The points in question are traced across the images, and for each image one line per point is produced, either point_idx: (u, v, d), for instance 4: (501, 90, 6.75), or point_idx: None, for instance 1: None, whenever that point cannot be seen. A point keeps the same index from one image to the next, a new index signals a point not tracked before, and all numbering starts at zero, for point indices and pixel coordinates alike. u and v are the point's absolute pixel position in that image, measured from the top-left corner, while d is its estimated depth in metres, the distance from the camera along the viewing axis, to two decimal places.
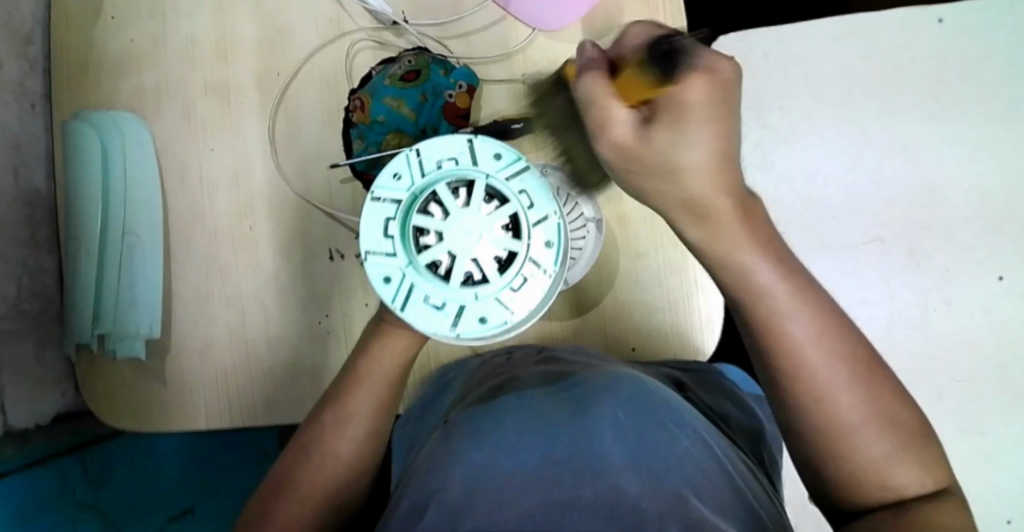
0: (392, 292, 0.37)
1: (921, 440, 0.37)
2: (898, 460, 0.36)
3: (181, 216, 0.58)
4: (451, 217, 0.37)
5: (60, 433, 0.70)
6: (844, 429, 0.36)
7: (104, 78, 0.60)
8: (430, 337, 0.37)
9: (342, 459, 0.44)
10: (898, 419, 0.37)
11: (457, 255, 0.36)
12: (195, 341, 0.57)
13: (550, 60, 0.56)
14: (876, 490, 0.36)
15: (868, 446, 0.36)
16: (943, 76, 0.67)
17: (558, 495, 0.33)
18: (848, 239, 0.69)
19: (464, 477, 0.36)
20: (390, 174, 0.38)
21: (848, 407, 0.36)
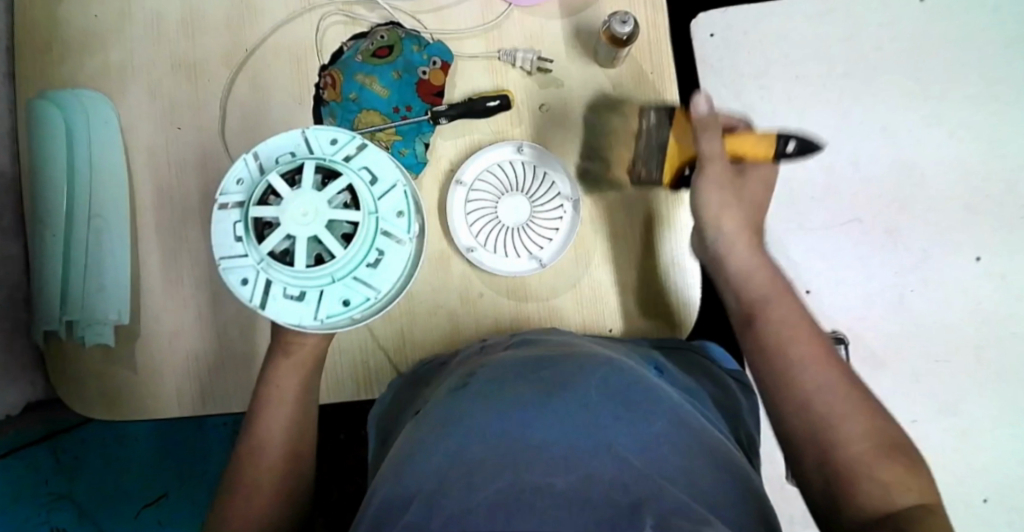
0: (251, 291, 0.36)
1: (903, 446, 0.37)
2: (879, 462, 0.36)
3: (149, 197, 0.57)
4: (286, 201, 0.34)
5: (31, 423, 0.68)
6: (829, 423, 0.37)
7: (68, 55, 0.57)
8: (298, 328, 0.37)
9: (278, 442, 0.44)
10: (882, 423, 0.37)
11: (299, 239, 0.34)
12: (165, 326, 0.56)
13: (526, 37, 0.55)
14: (866, 492, 0.35)
15: (853, 442, 0.37)
16: (918, 58, 0.70)
17: (529, 479, 0.33)
18: (825, 221, 0.70)
19: (437, 466, 0.36)
20: (232, 182, 0.37)
21: (832, 400, 0.38)
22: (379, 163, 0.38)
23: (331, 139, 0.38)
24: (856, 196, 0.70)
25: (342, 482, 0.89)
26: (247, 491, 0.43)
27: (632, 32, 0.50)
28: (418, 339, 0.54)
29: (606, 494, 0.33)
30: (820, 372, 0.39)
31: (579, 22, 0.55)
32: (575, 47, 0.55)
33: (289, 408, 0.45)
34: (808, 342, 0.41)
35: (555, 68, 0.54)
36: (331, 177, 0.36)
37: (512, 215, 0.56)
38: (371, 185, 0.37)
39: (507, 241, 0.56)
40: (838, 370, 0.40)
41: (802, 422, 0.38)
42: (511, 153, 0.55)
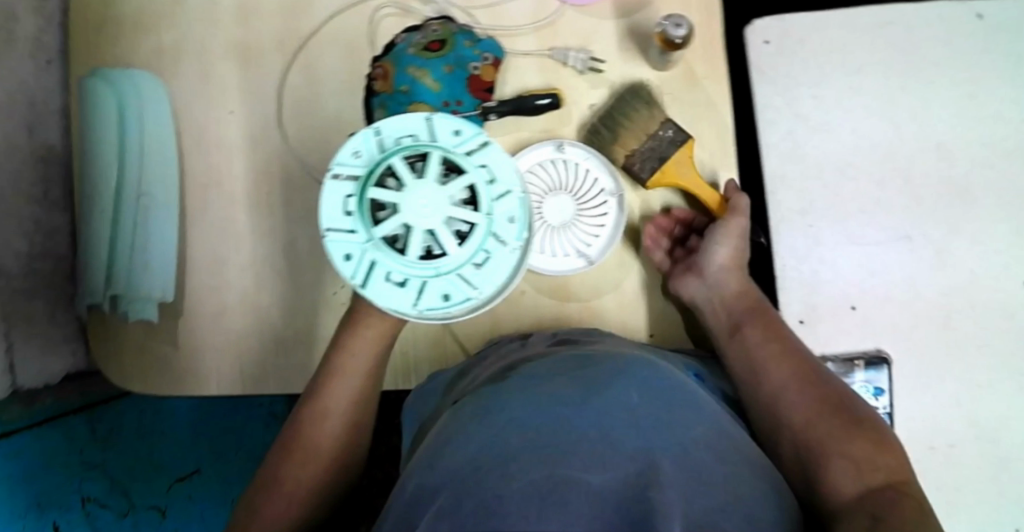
0: (353, 268, 0.36)
1: (871, 429, 0.40)
2: (845, 442, 0.39)
3: (197, 179, 0.57)
4: (406, 189, 0.36)
5: (69, 392, 0.70)
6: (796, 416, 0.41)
7: (122, 33, 0.58)
8: (394, 314, 0.37)
9: (341, 415, 0.45)
10: (840, 410, 0.41)
11: (413, 227, 0.36)
12: (208, 306, 0.57)
13: (579, 35, 0.54)
14: (834, 469, 0.38)
15: (819, 430, 0.40)
16: (973, 77, 0.69)
17: (564, 471, 0.33)
18: (877, 236, 0.69)
19: (470, 455, 0.35)
20: (349, 152, 0.37)
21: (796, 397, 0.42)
22: (501, 162, 0.37)
23: (455, 129, 0.38)
24: (904, 212, 0.69)
25: (374, 468, 0.91)
26: (302, 457, 0.44)
27: (686, 35, 0.50)
28: (458, 333, 0.55)
29: (642, 491, 0.32)
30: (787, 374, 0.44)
31: (633, 23, 0.55)
32: (628, 48, 0.54)
33: (356, 382, 0.45)
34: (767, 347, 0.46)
35: (606, 68, 0.54)
36: (453, 171, 0.37)
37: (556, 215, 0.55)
38: (490, 185, 0.37)
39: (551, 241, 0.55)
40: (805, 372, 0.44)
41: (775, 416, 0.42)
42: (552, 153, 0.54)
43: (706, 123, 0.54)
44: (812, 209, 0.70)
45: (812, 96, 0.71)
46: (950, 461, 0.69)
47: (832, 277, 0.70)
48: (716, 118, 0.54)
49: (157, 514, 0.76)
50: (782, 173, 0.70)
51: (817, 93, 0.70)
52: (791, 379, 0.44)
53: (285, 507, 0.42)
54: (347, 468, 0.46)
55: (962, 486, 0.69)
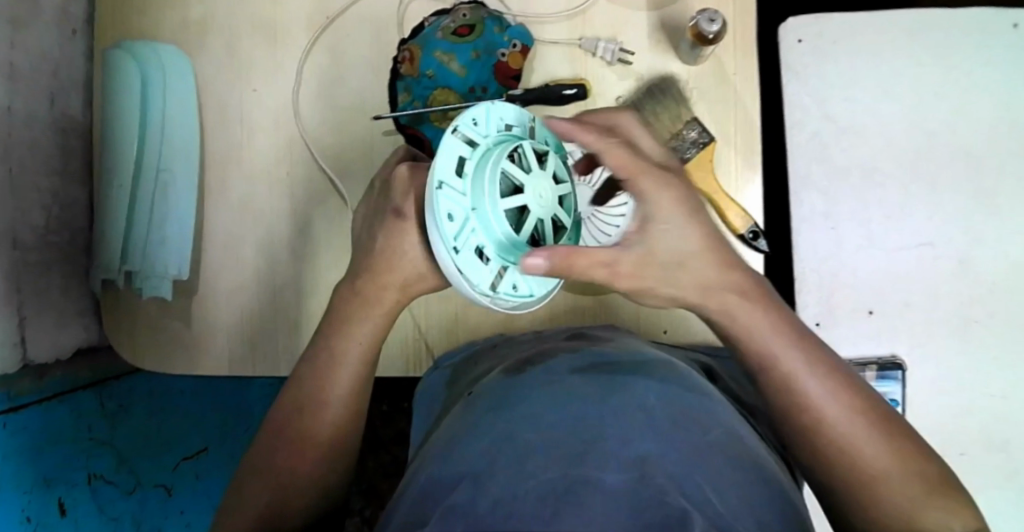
0: (455, 230, 0.35)
1: (945, 483, 0.37)
2: (926, 506, 0.36)
3: (217, 157, 0.57)
4: (533, 174, 0.35)
5: (82, 369, 0.69)
6: (867, 475, 0.36)
7: (149, 7, 0.58)
8: (466, 287, 0.36)
9: (332, 403, 0.44)
10: (895, 434, 0.38)
11: (531, 213, 0.35)
12: (223, 285, 0.57)
13: (610, 26, 0.54)
14: (902, 511, 0.36)
15: (897, 492, 0.36)
16: (1007, 84, 0.68)
17: (581, 470, 0.31)
18: (900, 241, 0.69)
19: (483, 453, 0.35)
20: (471, 117, 0.36)
21: (866, 451, 0.37)
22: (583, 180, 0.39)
23: (548, 137, 0.38)
24: (927, 219, 0.69)
25: (379, 452, 0.91)
26: (301, 442, 0.43)
27: (720, 31, 0.49)
28: (475, 321, 0.55)
29: (660, 493, 0.31)
30: (846, 419, 0.38)
31: (664, 16, 0.54)
32: (658, 41, 0.54)
33: (358, 369, 0.45)
34: (795, 353, 0.39)
35: (635, 61, 0.54)
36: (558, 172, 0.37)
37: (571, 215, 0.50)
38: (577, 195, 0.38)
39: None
40: (865, 411, 0.38)
41: (838, 473, 0.37)
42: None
43: (734, 121, 0.53)
44: (836, 212, 0.70)
45: (845, 98, 0.69)
46: (965, 470, 0.69)
47: (852, 281, 0.70)
48: (744, 118, 0.53)
49: (163, 490, 0.79)
50: (807, 173, 0.70)
51: (849, 95, 0.69)
52: (854, 426, 0.37)
53: (274, 492, 0.41)
54: (346, 460, 0.45)
55: (975, 498, 0.69)
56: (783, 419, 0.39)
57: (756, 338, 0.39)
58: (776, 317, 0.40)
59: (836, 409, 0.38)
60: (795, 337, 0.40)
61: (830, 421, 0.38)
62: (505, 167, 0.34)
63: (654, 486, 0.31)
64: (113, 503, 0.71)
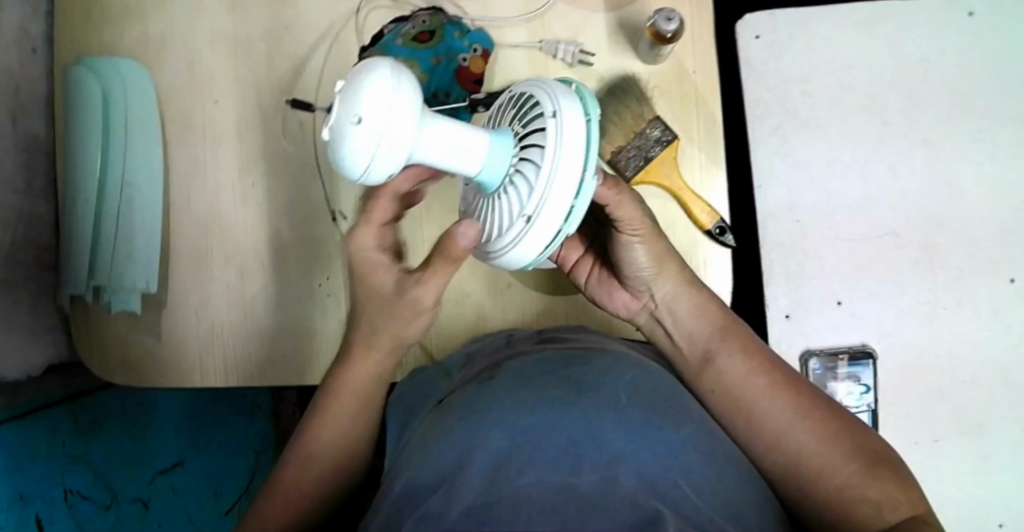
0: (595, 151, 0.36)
1: (887, 458, 0.40)
2: (867, 479, 0.39)
3: (182, 170, 0.57)
4: None
5: (53, 385, 0.69)
6: (806, 457, 0.40)
7: (109, 21, 0.58)
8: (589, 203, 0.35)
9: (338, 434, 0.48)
10: (827, 419, 0.41)
11: None
12: (192, 300, 0.56)
13: (570, 27, 0.54)
14: (833, 484, 0.39)
15: (835, 469, 0.39)
16: (967, 71, 0.69)
17: (554, 475, 0.30)
18: (864, 231, 0.71)
19: (455, 458, 0.34)
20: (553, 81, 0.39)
21: (801, 440, 0.40)
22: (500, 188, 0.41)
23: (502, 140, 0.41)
24: (893, 208, 0.70)
25: None
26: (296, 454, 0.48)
27: (678, 30, 0.49)
28: (444, 327, 0.55)
29: (631, 497, 0.30)
30: (783, 410, 0.42)
31: (623, 15, 0.54)
32: (619, 41, 0.54)
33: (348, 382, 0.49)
34: (730, 361, 0.45)
35: (596, 61, 0.54)
36: None
37: (355, 91, 0.32)
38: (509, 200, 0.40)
39: (387, 122, 0.32)
40: (803, 402, 0.42)
41: (782, 461, 0.40)
42: (399, 66, 0.33)
43: (696, 119, 0.53)
44: (800, 205, 0.71)
45: (802, 93, 0.71)
46: (936, 456, 0.70)
47: (817, 272, 0.71)
48: (706, 115, 0.53)
49: (141, 505, 0.76)
50: (771, 168, 0.72)
51: (807, 89, 0.71)
52: (789, 416, 0.41)
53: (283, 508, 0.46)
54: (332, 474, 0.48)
55: (949, 482, 0.70)
56: (724, 418, 0.44)
57: (703, 339, 0.46)
58: (727, 322, 0.47)
59: (773, 404, 0.42)
60: (740, 340, 0.46)
61: (767, 413, 0.42)
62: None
63: (628, 488, 0.30)
64: (90, 519, 0.70)
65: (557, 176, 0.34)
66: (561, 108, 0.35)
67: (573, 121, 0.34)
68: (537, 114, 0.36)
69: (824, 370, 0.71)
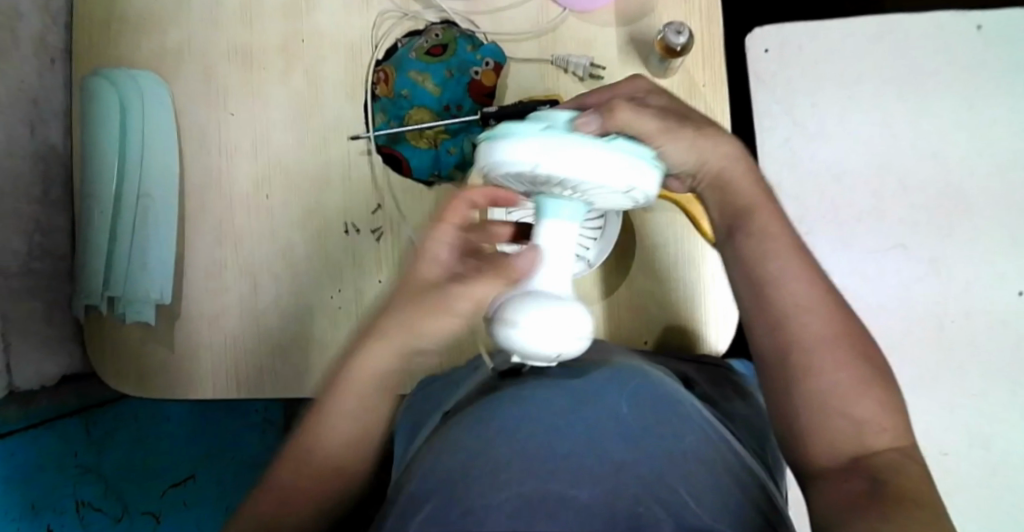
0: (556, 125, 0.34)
1: (885, 378, 0.39)
2: (860, 396, 0.38)
3: (198, 182, 0.58)
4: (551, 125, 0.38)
5: (66, 396, 0.70)
6: (802, 349, 0.39)
7: (128, 35, 0.59)
8: (625, 144, 0.34)
9: (362, 391, 0.45)
10: (842, 323, 0.40)
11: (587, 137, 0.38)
12: (206, 309, 0.57)
13: (580, 42, 0.55)
14: (825, 385, 0.38)
15: (829, 373, 0.38)
16: (977, 83, 0.69)
17: (554, 485, 0.31)
18: (873, 244, 0.71)
19: (455, 466, 0.33)
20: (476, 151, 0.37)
21: (812, 333, 0.39)
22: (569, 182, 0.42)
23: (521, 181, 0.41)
24: (901, 220, 0.70)
25: None
26: (322, 454, 0.45)
27: (687, 42, 0.50)
28: None
29: (631, 507, 0.31)
30: (802, 303, 0.40)
31: (633, 31, 0.55)
32: (628, 56, 0.55)
33: (388, 364, 0.45)
34: (766, 235, 0.42)
35: (606, 75, 0.55)
36: None
37: (527, 355, 0.36)
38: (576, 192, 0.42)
39: (559, 330, 0.35)
40: (825, 303, 0.40)
41: (783, 352, 0.39)
42: (511, 306, 0.36)
43: None
44: (809, 216, 0.71)
45: (809, 105, 0.72)
46: (948, 469, 0.69)
47: None
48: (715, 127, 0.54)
49: (152, 519, 0.77)
50: (780, 182, 0.71)
51: (814, 102, 0.71)
52: (806, 308, 0.40)
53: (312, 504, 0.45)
54: (352, 481, 0.47)
55: (958, 496, 0.69)
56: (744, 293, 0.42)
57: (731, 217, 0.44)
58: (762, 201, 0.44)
59: (800, 295, 0.40)
60: (778, 219, 0.43)
61: (790, 302, 0.40)
62: (540, 113, 0.36)
63: (627, 499, 0.31)
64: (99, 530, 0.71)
65: (603, 173, 0.33)
66: (524, 165, 0.33)
67: (543, 155, 0.33)
68: (523, 178, 0.35)
69: None
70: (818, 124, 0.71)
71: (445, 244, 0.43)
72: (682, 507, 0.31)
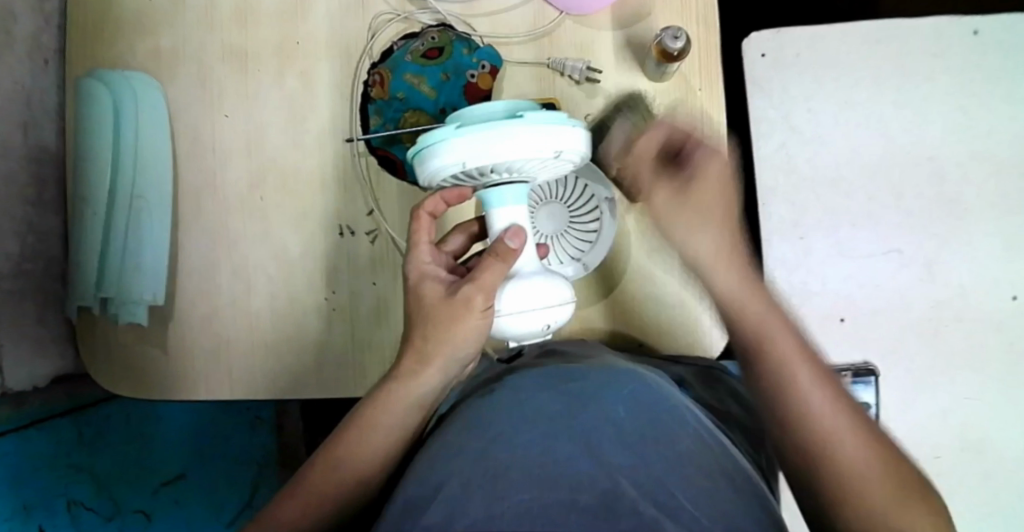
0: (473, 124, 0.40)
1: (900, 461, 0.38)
2: (864, 444, 0.39)
3: (191, 182, 0.57)
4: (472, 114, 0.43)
5: (57, 395, 0.70)
6: (819, 431, 0.39)
7: (122, 35, 0.58)
8: (534, 118, 0.40)
9: (389, 427, 0.45)
10: (850, 408, 0.40)
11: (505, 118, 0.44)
12: (198, 310, 0.57)
13: (578, 45, 0.55)
14: (843, 468, 0.38)
15: (845, 454, 0.38)
16: (972, 88, 0.69)
17: (556, 493, 0.32)
18: (868, 248, 0.71)
19: (457, 476, 0.34)
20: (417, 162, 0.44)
21: (820, 411, 0.40)
22: None
23: None
24: (896, 224, 0.70)
25: None
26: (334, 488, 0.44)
27: (684, 48, 0.50)
28: None
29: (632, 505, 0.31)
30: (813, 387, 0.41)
31: (630, 35, 0.55)
32: (625, 60, 0.55)
33: (408, 412, 0.45)
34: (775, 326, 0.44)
35: (603, 79, 0.54)
36: None
37: (518, 334, 0.46)
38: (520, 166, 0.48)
39: (541, 306, 0.46)
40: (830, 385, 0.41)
41: (801, 436, 0.40)
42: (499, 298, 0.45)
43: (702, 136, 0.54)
44: (804, 221, 0.71)
45: (806, 109, 0.71)
46: (942, 473, 0.70)
47: (821, 289, 0.72)
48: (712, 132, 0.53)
49: (143, 516, 0.77)
50: (775, 185, 0.71)
51: (812, 106, 0.71)
52: (815, 391, 0.41)
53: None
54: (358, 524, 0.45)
55: (952, 500, 0.70)
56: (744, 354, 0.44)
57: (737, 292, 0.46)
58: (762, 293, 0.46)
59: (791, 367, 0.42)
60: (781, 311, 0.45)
61: (785, 378, 0.42)
62: (459, 114, 0.42)
63: (628, 499, 0.31)
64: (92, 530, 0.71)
65: (521, 149, 0.40)
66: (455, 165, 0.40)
67: (465, 154, 0.40)
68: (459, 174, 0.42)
69: None
70: (815, 129, 0.71)
71: (430, 262, 0.47)
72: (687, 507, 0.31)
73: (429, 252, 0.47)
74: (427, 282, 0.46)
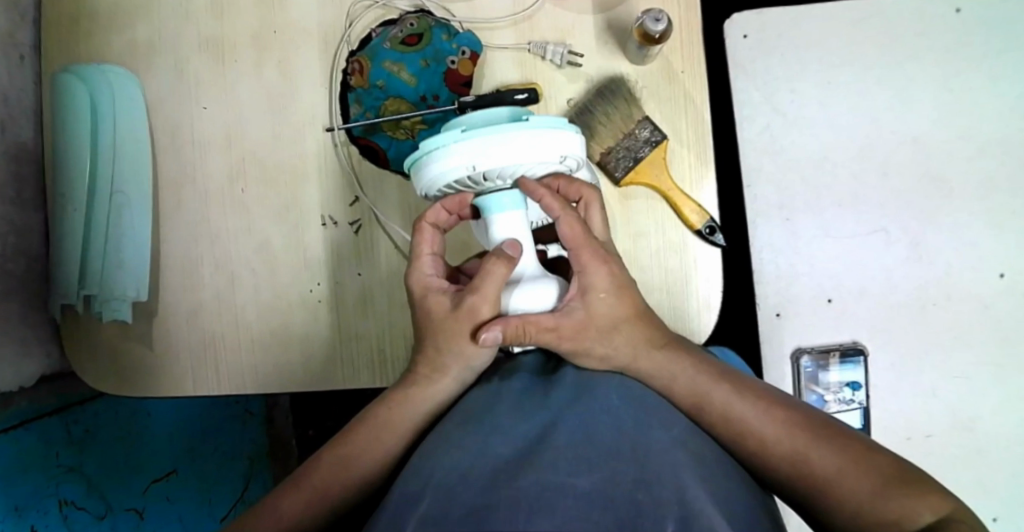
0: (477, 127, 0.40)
1: (832, 428, 0.40)
2: (826, 453, 0.39)
3: (172, 176, 0.57)
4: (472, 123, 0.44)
5: (44, 395, 0.69)
6: (750, 432, 0.41)
7: (97, 28, 0.57)
8: (540, 120, 0.41)
9: (404, 428, 0.45)
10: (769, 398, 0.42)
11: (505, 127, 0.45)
12: (183, 305, 0.56)
13: (558, 28, 0.54)
14: (785, 461, 0.40)
15: (780, 442, 0.40)
16: (957, 64, 0.69)
17: (554, 477, 0.32)
18: (853, 230, 0.72)
19: (453, 465, 0.34)
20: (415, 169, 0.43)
21: (749, 413, 0.42)
22: None
23: None
24: (882, 204, 0.71)
25: None
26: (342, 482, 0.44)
27: (665, 30, 0.49)
28: None
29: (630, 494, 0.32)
30: (727, 389, 0.43)
31: (611, 17, 0.54)
32: (606, 43, 0.54)
33: (417, 413, 0.45)
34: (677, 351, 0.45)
35: (585, 63, 0.54)
36: None
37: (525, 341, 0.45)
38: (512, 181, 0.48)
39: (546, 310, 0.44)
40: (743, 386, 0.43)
41: (741, 443, 0.41)
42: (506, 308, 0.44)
43: (685, 119, 0.53)
44: (790, 204, 0.72)
45: (790, 92, 0.72)
46: (931, 451, 0.70)
47: (808, 271, 0.73)
48: (694, 114, 0.53)
49: (135, 516, 0.76)
50: (760, 166, 0.72)
51: (795, 88, 0.71)
52: (731, 394, 0.43)
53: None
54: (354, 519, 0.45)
55: (944, 477, 0.70)
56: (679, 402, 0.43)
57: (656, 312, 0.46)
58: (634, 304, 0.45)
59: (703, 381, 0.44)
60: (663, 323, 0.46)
61: (699, 390, 0.43)
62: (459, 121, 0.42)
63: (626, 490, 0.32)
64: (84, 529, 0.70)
65: (528, 152, 0.40)
66: (460, 167, 0.40)
67: (471, 155, 0.40)
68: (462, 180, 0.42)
69: (814, 368, 0.73)
70: (800, 111, 0.71)
71: (432, 274, 0.46)
72: (684, 493, 0.32)
73: (431, 264, 0.46)
74: (431, 295, 0.45)
